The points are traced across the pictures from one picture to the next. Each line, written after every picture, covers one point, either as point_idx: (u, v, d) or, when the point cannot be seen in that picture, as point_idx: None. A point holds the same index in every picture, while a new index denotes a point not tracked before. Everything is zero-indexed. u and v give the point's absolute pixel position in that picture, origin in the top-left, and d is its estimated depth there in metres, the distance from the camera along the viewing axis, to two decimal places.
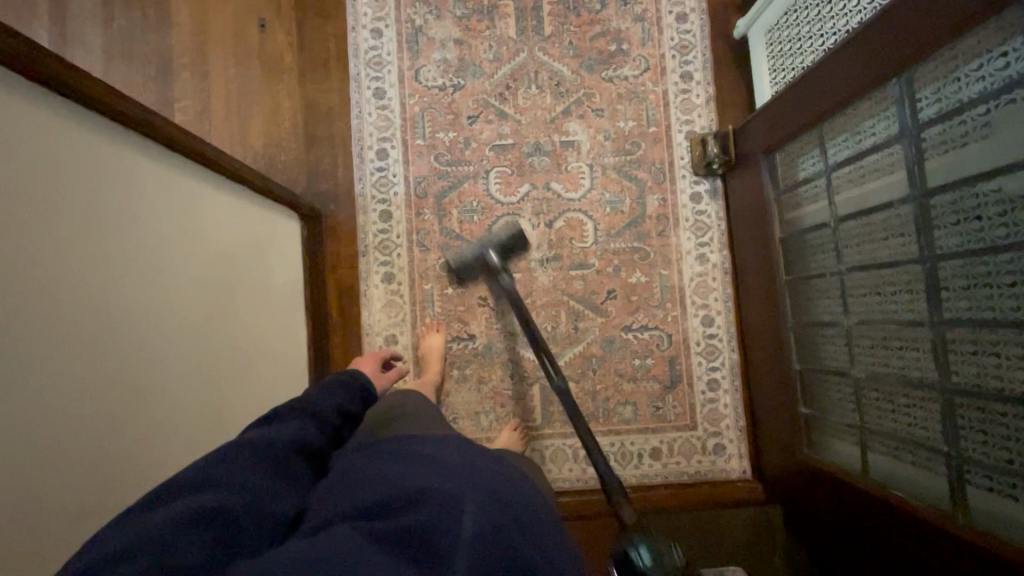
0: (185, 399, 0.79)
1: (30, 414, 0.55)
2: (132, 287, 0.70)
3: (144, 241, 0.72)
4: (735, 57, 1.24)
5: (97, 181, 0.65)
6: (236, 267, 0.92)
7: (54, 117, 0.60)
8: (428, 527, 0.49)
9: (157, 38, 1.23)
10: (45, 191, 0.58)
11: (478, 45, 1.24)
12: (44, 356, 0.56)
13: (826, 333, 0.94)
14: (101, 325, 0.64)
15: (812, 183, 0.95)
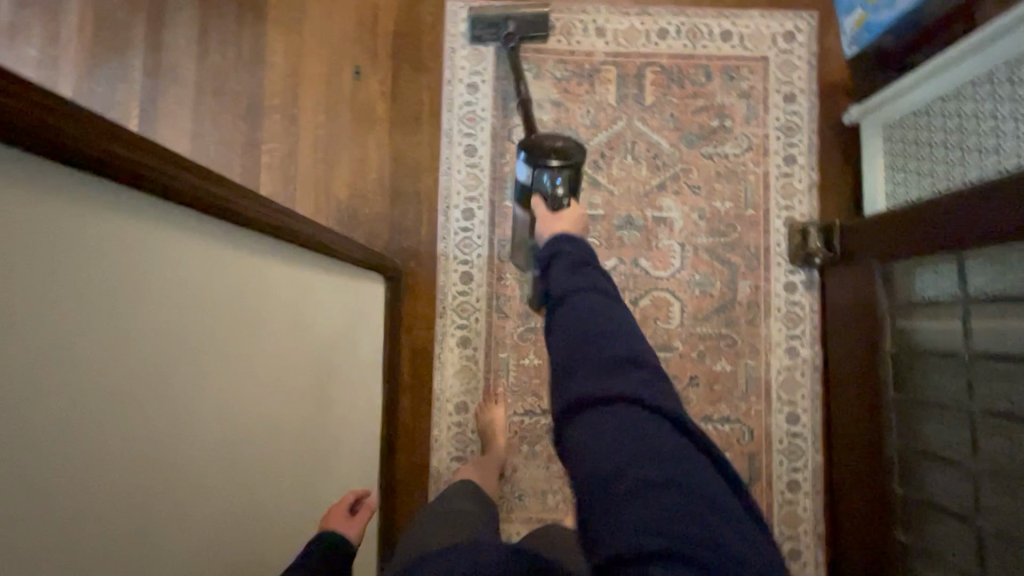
0: (281, 500, 0.76)
1: (150, 561, 0.52)
2: (247, 399, 0.67)
3: (263, 346, 0.70)
4: (843, 143, 1.19)
5: (225, 291, 0.62)
6: (333, 350, 0.89)
7: (202, 233, 0.58)
8: None
9: (249, 77, 1.20)
10: (178, 318, 0.54)
11: (575, 108, 1.20)
12: (164, 497, 0.53)
13: (943, 468, 0.88)
14: (218, 447, 0.61)
15: (941, 304, 0.89)
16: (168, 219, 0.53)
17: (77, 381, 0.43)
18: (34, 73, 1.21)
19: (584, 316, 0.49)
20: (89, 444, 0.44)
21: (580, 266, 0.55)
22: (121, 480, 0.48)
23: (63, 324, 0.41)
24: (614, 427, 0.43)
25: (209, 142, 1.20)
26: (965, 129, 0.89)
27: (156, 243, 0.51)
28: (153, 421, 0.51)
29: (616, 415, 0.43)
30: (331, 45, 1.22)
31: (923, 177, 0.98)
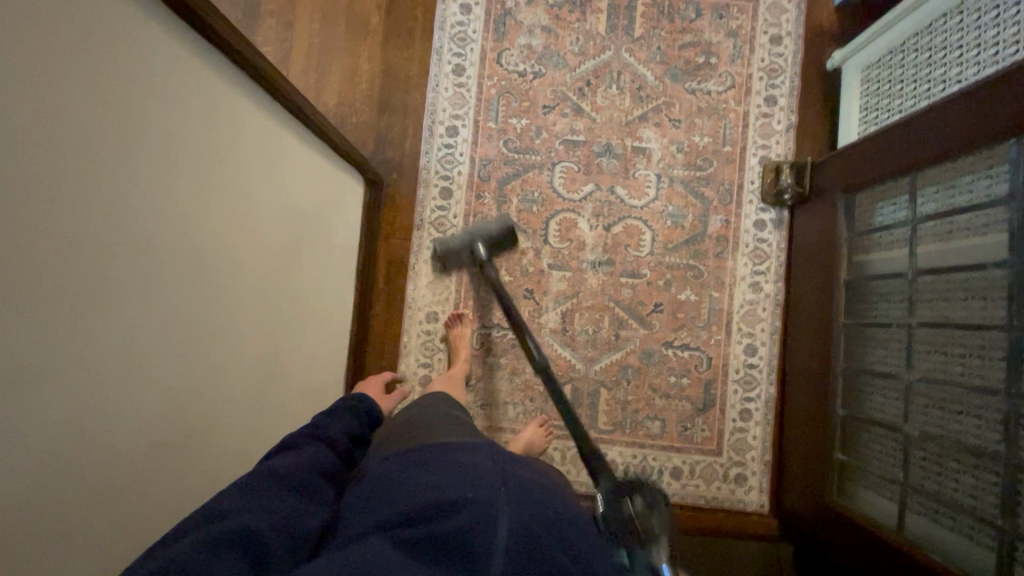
0: (243, 347, 0.82)
1: (122, 331, 0.58)
2: (222, 230, 0.73)
3: (240, 189, 0.76)
4: (824, 88, 1.21)
5: (209, 124, 0.68)
6: (310, 225, 0.95)
7: (192, 58, 0.64)
8: (465, 534, 0.48)
9: None
10: (163, 128, 0.60)
11: (565, 36, 1.22)
12: (138, 283, 0.59)
13: (879, 386, 0.93)
14: (191, 261, 0.68)
15: (891, 231, 0.93)
16: (163, 33, 0.59)
17: (76, 135, 0.49)
18: None
19: None
20: (79, 196, 0.51)
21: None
22: (102, 245, 0.54)
23: (65, 79, 0.48)
24: None
25: None
26: (933, 62, 0.91)
27: (146, 46, 0.57)
28: (129, 208, 0.57)
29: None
30: None
31: (892, 114, 1.00)
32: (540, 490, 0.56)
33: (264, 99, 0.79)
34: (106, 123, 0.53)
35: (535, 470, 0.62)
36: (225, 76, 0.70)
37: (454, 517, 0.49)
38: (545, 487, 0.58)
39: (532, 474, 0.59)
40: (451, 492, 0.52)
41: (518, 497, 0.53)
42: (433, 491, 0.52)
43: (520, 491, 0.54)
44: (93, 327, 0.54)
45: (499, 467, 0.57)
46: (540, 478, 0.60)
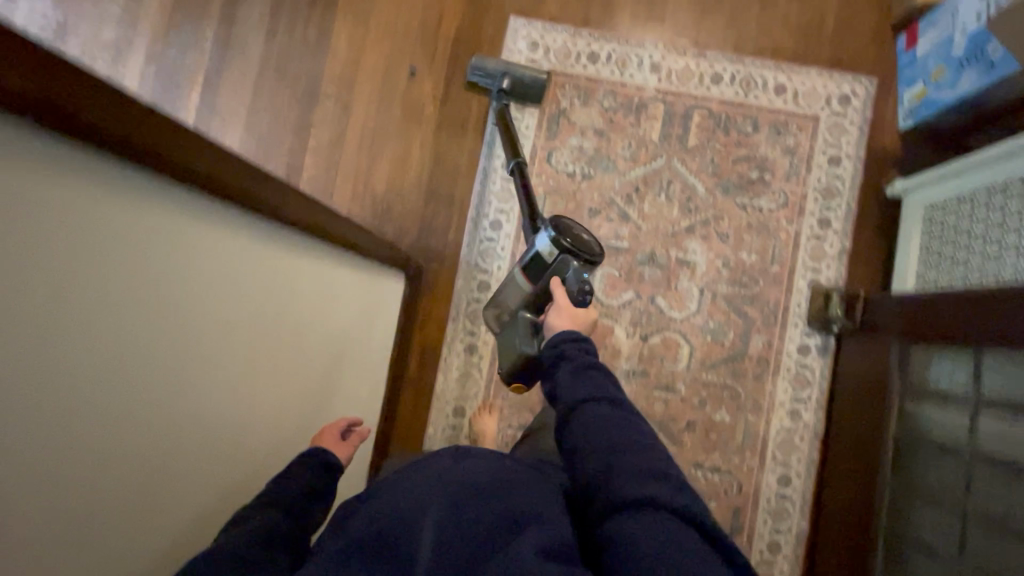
0: (282, 427, 0.78)
1: (164, 531, 0.57)
2: (266, 389, 0.71)
3: (287, 342, 0.74)
4: (882, 215, 1.17)
5: (239, 254, 0.60)
6: (347, 347, 0.94)
7: (256, 240, 0.63)
8: (393, 542, 0.51)
9: (311, 60, 1.25)
10: (225, 321, 0.59)
11: (617, 140, 1.21)
12: (184, 479, 0.58)
13: (928, 561, 0.87)
14: (236, 433, 0.66)
15: (951, 396, 0.88)
16: (235, 225, 0.59)
17: (143, 371, 0.48)
18: (113, 29, 1.28)
19: (606, 425, 0.57)
20: (138, 429, 0.49)
21: (585, 372, 0.63)
22: (155, 462, 0.53)
23: (140, 322, 0.47)
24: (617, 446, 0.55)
25: (262, 120, 1.25)
26: (1006, 226, 0.87)
27: (217, 251, 0.56)
28: (184, 414, 0.55)
29: (583, 412, 0.59)
30: (392, 44, 1.25)
31: (957, 265, 0.96)
32: (483, 475, 0.58)
33: (318, 245, 0.78)
34: (173, 344, 0.52)
35: (507, 464, 0.62)
36: (284, 241, 0.69)
37: (389, 553, 0.51)
38: (506, 480, 0.58)
39: (487, 469, 0.59)
40: (388, 518, 0.53)
41: (456, 506, 0.54)
42: (378, 508, 0.55)
43: (456, 497, 0.54)
44: (126, 508, 0.50)
45: (443, 476, 0.58)
46: (504, 462, 0.63)
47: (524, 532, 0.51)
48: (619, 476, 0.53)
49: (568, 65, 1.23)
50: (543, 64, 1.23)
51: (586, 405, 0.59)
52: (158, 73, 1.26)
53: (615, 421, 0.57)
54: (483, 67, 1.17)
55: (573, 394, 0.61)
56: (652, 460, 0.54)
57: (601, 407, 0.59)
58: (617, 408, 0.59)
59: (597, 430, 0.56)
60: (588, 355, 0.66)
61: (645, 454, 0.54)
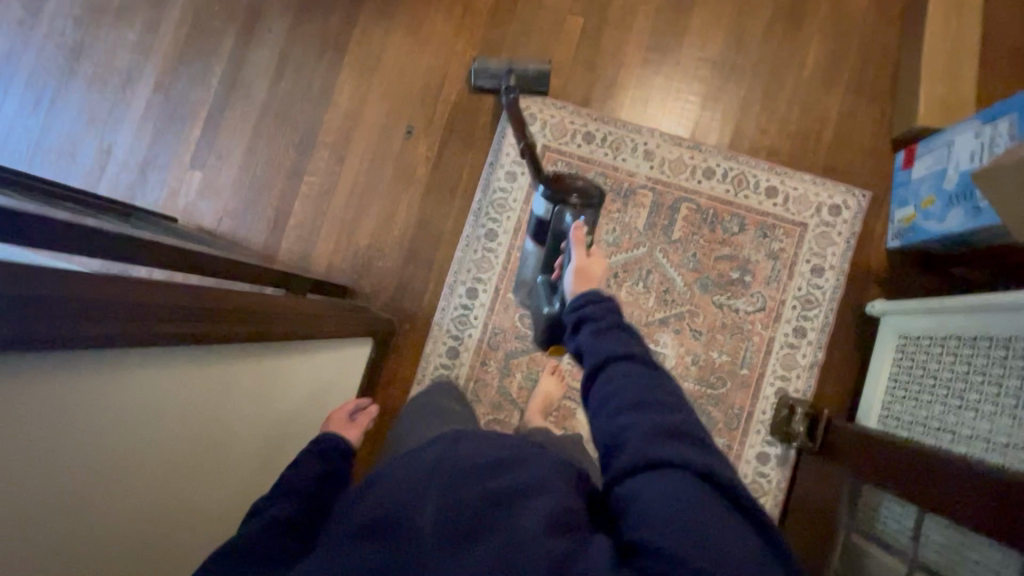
0: (243, 501, 0.80)
1: None
2: (216, 495, 0.73)
3: (237, 444, 0.76)
4: (858, 331, 1.16)
5: (181, 384, 0.62)
6: (305, 427, 0.96)
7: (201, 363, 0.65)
8: (390, 524, 0.51)
9: (313, 108, 1.28)
10: (167, 450, 0.61)
11: (602, 223, 1.21)
12: None
13: None
14: (184, 546, 0.68)
15: (892, 544, 0.88)
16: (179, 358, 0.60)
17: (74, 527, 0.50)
18: (127, 57, 1.31)
19: (627, 385, 0.55)
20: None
21: (605, 330, 0.61)
22: None
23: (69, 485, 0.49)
24: (630, 394, 0.54)
25: (259, 162, 1.27)
26: (971, 382, 0.87)
27: (157, 390, 0.58)
28: (122, 548, 0.57)
29: (611, 373, 0.57)
30: (393, 102, 1.27)
31: (918, 407, 0.95)
32: (473, 459, 0.55)
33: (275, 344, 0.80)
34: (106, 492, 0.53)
35: (516, 441, 0.61)
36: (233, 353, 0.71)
37: (385, 529, 0.51)
38: (511, 457, 0.56)
39: (490, 449, 0.57)
40: (386, 506, 0.53)
41: (452, 484, 0.52)
42: (380, 496, 0.54)
43: (455, 477, 0.53)
44: None
45: (444, 453, 0.57)
46: (520, 444, 0.60)
47: (533, 499, 0.50)
48: (637, 442, 0.51)
49: (563, 142, 1.23)
50: (537, 139, 1.24)
51: (611, 364, 0.58)
52: (165, 104, 1.30)
53: (639, 383, 0.55)
54: (483, 74, 1.22)
55: (595, 355, 0.59)
56: (674, 418, 0.53)
57: (626, 366, 0.57)
58: (643, 369, 0.57)
59: (612, 405, 0.55)
60: (612, 314, 0.63)
61: (668, 413, 0.53)
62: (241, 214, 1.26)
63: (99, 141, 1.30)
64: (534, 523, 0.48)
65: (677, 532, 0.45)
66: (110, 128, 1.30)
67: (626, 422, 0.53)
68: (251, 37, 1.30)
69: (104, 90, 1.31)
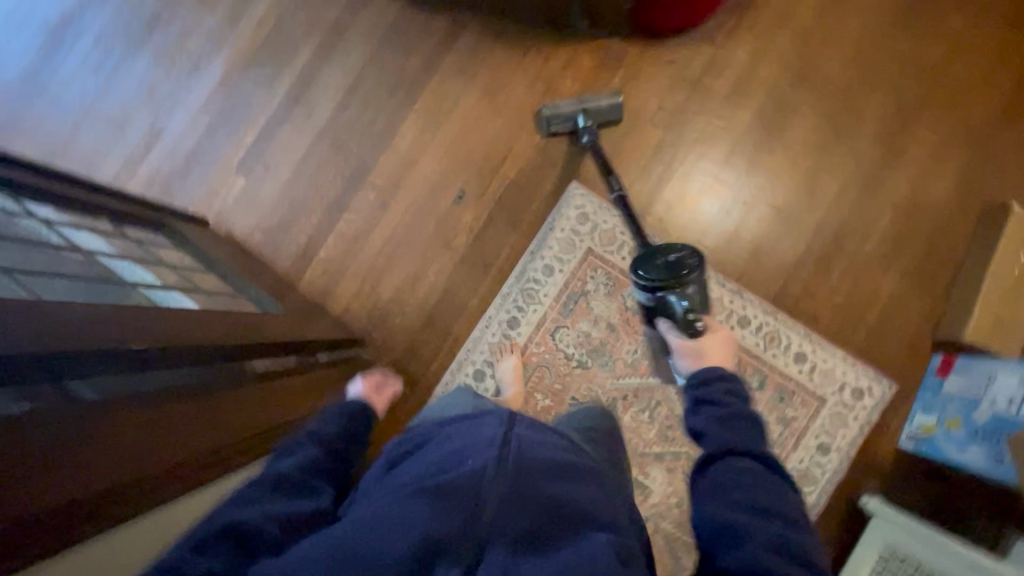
0: None
1: None
2: None
3: None
4: (846, 520, 1.14)
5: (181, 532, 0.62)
6: None
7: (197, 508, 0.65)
8: (447, 496, 0.53)
9: (371, 145, 1.25)
10: None
11: (624, 341, 1.19)
12: None
13: None
14: None
15: None
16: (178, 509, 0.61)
17: None
18: (200, 42, 1.28)
19: (743, 473, 0.56)
20: None
21: (709, 404, 0.65)
22: None
23: None
24: (748, 479, 0.55)
25: (303, 184, 1.25)
26: None
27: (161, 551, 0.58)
28: None
29: (733, 468, 0.57)
30: (451, 162, 1.24)
31: None
32: (530, 454, 0.58)
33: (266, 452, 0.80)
34: None
35: (584, 459, 0.64)
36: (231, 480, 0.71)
37: (454, 513, 0.51)
38: (575, 472, 0.59)
39: (558, 452, 0.61)
40: (455, 470, 0.55)
41: (529, 473, 0.56)
42: (435, 464, 0.57)
43: (531, 475, 0.56)
44: None
45: (517, 436, 0.60)
46: (555, 443, 0.64)
47: (599, 535, 0.53)
48: (757, 542, 0.50)
49: (608, 251, 1.21)
50: (584, 240, 1.21)
51: (731, 458, 0.58)
52: (226, 100, 1.27)
53: (765, 491, 0.54)
54: (557, 112, 1.19)
55: (717, 445, 0.59)
56: (799, 538, 0.51)
57: (747, 470, 0.56)
58: (768, 478, 0.56)
59: (728, 498, 0.54)
60: (739, 403, 0.64)
61: (791, 532, 0.51)
62: (273, 233, 1.24)
63: (150, 119, 1.28)
64: (604, 550, 0.51)
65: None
66: (166, 110, 1.28)
67: (739, 490, 0.54)
68: (327, 55, 1.26)
69: (170, 69, 1.29)
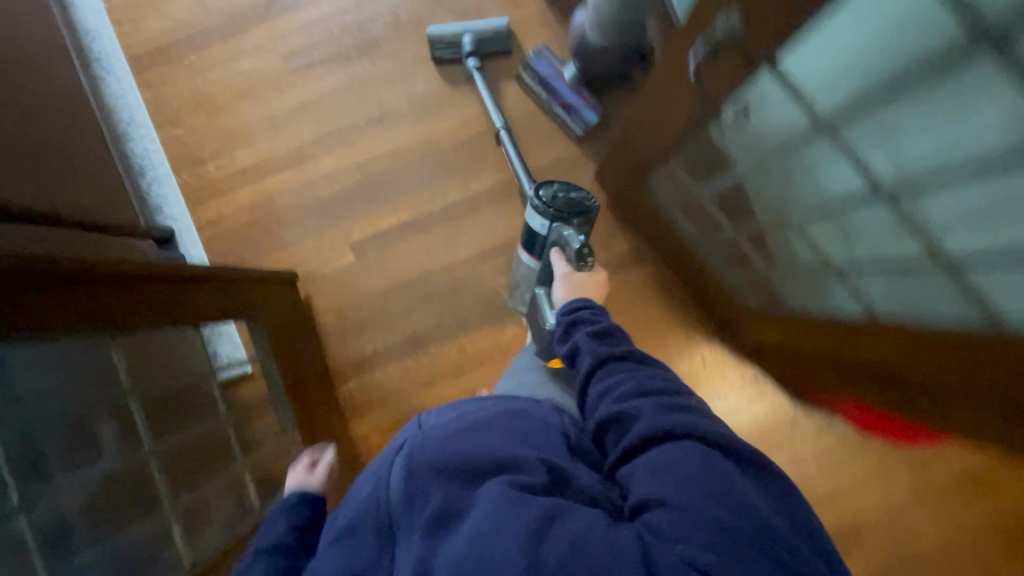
0: None
1: None
2: None
3: None
4: None
5: None
6: None
7: None
8: (358, 524, 0.53)
9: (482, 308, 1.17)
10: None
11: None
12: None
13: None
14: None
15: None
16: None
17: None
18: (396, 96, 1.18)
19: (650, 431, 0.56)
20: None
21: (596, 335, 0.66)
22: None
23: None
24: (626, 380, 0.61)
25: (403, 297, 1.17)
26: None
27: None
28: None
29: (609, 370, 0.63)
30: None
31: None
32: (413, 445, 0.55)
33: None
34: None
35: (514, 406, 0.61)
36: None
37: (366, 539, 0.53)
38: (482, 424, 0.57)
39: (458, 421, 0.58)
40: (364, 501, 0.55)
41: (421, 455, 0.53)
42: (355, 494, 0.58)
43: (414, 456, 0.54)
44: None
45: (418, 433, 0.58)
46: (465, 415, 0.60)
47: (485, 488, 0.50)
48: (652, 450, 0.55)
49: None
50: None
51: (607, 365, 0.63)
52: (385, 169, 1.18)
53: (634, 383, 0.60)
54: (438, 40, 1.15)
55: (590, 354, 0.64)
56: (676, 402, 0.58)
57: (620, 368, 0.63)
58: (631, 363, 0.63)
59: (611, 399, 0.60)
60: (603, 317, 0.69)
61: (663, 406, 0.58)
62: (347, 325, 1.17)
63: (305, 134, 1.18)
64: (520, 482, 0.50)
65: (693, 504, 0.48)
66: (327, 139, 1.18)
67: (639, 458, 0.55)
68: (501, 201, 1.17)
69: (352, 101, 1.18)
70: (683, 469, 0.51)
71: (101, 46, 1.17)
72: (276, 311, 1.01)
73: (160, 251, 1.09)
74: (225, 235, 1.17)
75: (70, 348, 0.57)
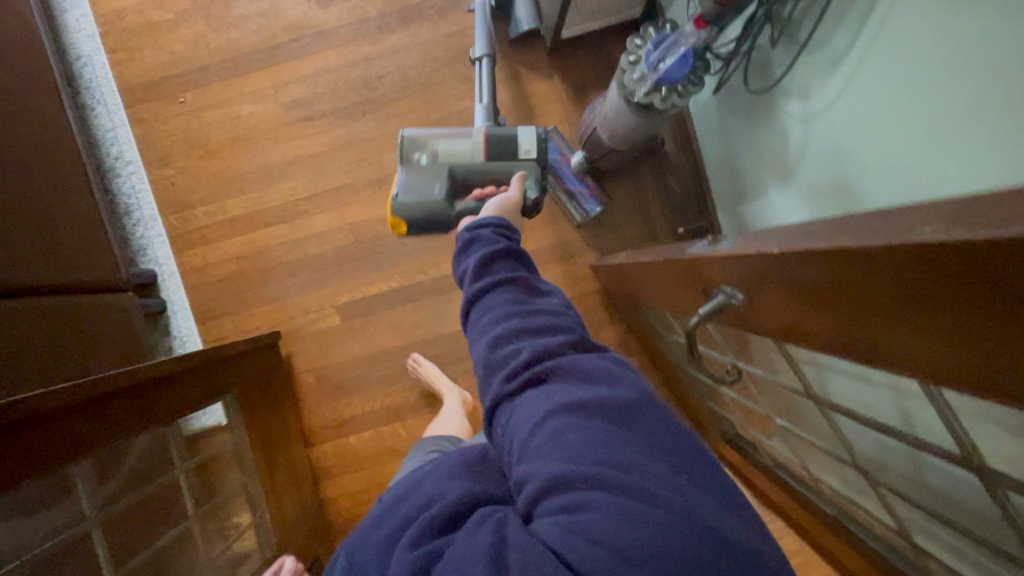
0: None
1: None
2: None
3: None
4: None
5: None
6: None
7: None
8: None
9: (466, 383, 1.17)
10: None
11: None
12: None
13: None
14: None
15: None
16: None
17: None
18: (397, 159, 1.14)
19: (530, 403, 0.38)
20: None
21: (476, 268, 0.47)
22: None
23: None
24: (497, 315, 0.43)
25: (387, 366, 1.17)
26: None
27: None
28: None
29: (483, 306, 0.44)
30: None
31: None
32: (364, 536, 0.48)
33: None
34: None
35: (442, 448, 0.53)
36: None
37: None
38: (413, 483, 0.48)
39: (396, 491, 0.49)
40: None
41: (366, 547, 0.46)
42: None
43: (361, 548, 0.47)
44: None
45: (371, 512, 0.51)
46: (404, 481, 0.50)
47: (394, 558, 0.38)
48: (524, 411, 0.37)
49: None
50: None
51: (492, 291, 0.45)
52: (380, 234, 1.15)
53: (514, 313, 0.42)
54: None
55: (470, 288, 0.46)
56: (559, 332, 0.40)
57: (506, 297, 0.44)
58: (521, 291, 0.44)
59: (487, 338, 0.42)
60: (494, 241, 0.48)
61: (547, 345, 0.40)
62: (329, 388, 1.17)
63: (300, 188, 1.15)
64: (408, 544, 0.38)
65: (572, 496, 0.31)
66: (323, 198, 1.15)
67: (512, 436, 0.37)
68: None
69: (351, 159, 1.14)
70: (547, 426, 0.35)
71: (93, 75, 1.13)
72: (250, 370, 1.00)
73: (139, 301, 1.08)
74: (211, 285, 1.16)
75: (39, 484, 0.59)
